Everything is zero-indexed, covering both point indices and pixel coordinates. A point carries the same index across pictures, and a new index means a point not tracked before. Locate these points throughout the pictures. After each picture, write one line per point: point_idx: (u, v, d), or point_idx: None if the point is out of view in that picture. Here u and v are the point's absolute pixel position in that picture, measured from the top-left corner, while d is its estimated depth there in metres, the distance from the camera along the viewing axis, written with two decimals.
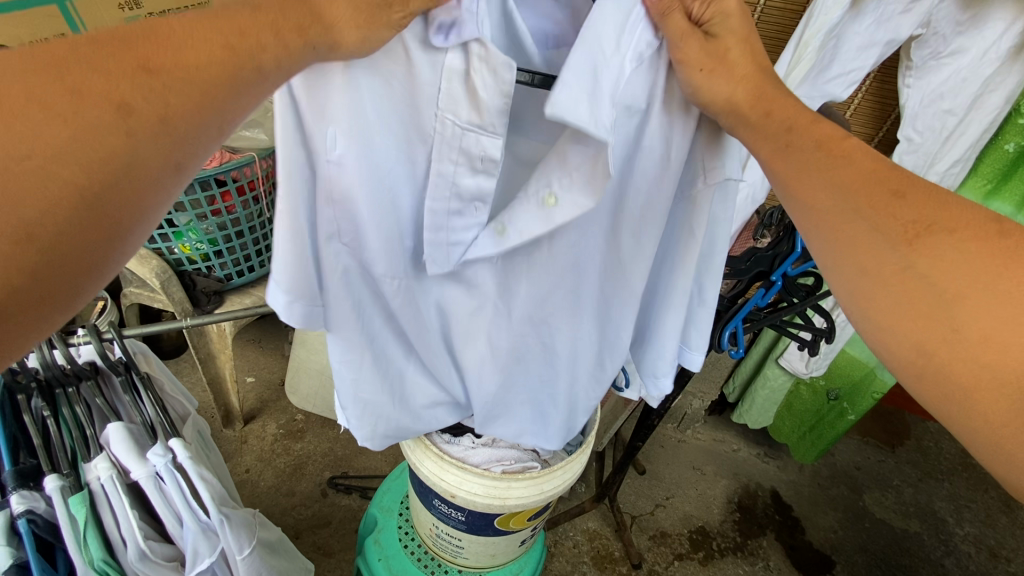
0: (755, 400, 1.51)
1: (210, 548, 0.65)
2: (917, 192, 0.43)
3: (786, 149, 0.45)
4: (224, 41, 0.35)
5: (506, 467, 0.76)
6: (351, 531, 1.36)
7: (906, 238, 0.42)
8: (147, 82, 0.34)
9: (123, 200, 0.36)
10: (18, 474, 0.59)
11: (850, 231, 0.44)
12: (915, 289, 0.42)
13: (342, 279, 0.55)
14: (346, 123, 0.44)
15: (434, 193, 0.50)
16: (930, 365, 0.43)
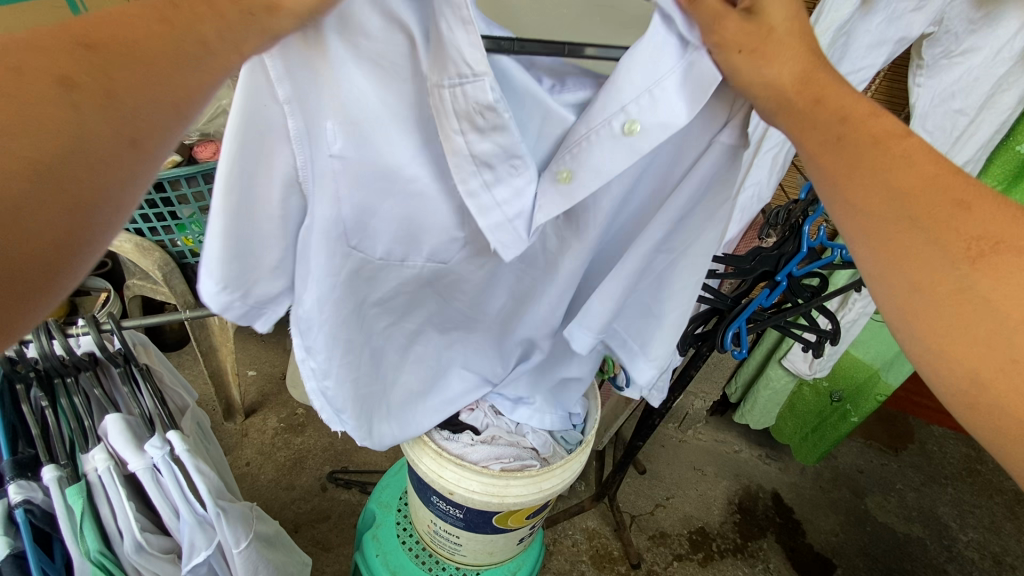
0: (757, 401, 1.50)
1: (206, 541, 0.66)
2: (981, 201, 0.38)
3: (837, 143, 0.39)
4: (160, 16, 0.34)
5: (505, 465, 0.75)
6: (350, 525, 1.36)
7: (968, 256, 0.37)
8: (88, 56, 0.32)
9: (88, 174, 0.32)
10: (16, 464, 0.59)
11: (907, 243, 0.38)
12: (970, 314, 0.37)
13: (346, 278, 0.55)
14: (343, 119, 0.45)
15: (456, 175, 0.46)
16: (983, 396, 0.37)
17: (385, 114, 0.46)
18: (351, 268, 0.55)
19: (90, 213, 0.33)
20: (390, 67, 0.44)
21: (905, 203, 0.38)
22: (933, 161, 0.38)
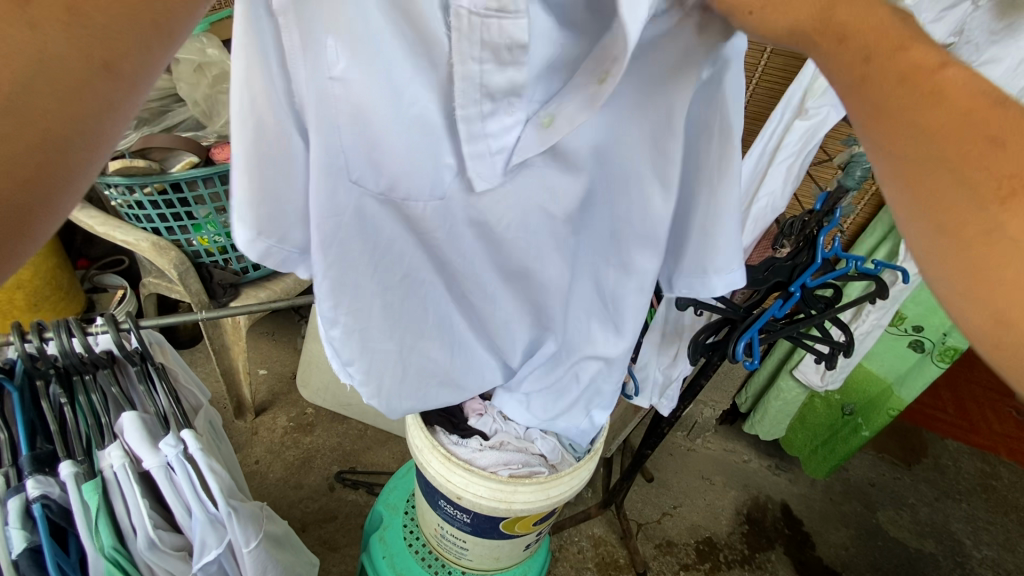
0: (768, 412, 1.49)
1: (218, 539, 0.66)
2: (1020, 131, 0.30)
3: (860, 85, 0.33)
4: None
5: (513, 471, 0.75)
6: (356, 526, 1.37)
7: (998, 195, 0.30)
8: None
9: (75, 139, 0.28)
10: (34, 459, 0.60)
11: (931, 183, 0.31)
12: (1001, 256, 0.30)
13: (354, 216, 0.49)
14: (345, 36, 0.39)
15: (461, 100, 0.41)
16: (1004, 339, 0.30)
17: (382, 33, 0.40)
18: (356, 206, 0.49)
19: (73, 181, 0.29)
20: None
21: (942, 138, 0.31)
22: (972, 97, 0.30)
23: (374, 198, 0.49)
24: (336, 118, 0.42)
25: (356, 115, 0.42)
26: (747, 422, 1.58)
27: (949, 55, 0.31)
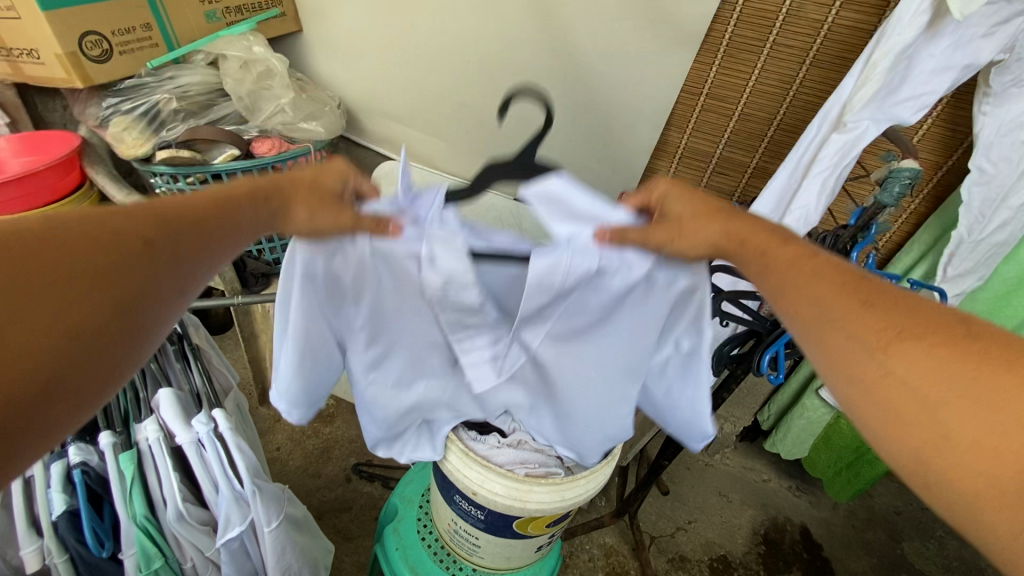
0: (790, 430, 1.45)
1: (241, 517, 0.68)
2: (886, 298, 0.42)
3: (766, 266, 0.47)
4: (205, 207, 0.46)
5: (529, 471, 0.75)
6: (371, 518, 1.38)
7: (880, 344, 0.40)
8: (152, 239, 0.42)
9: (130, 334, 0.41)
10: (77, 427, 0.64)
11: (833, 341, 0.43)
12: (898, 397, 0.39)
13: (399, 347, 0.65)
14: (377, 252, 0.52)
15: (459, 278, 0.51)
16: (927, 475, 0.38)
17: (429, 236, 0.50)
18: (404, 341, 0.65)
19: (126, 351, 0.41)
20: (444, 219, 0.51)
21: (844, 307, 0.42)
22: (830, 273, 0.45)
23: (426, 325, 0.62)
24: (388, 301, 0.59)
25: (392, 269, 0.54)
26: (769, 441, 1.55)
27: (818, 249, 0.47)
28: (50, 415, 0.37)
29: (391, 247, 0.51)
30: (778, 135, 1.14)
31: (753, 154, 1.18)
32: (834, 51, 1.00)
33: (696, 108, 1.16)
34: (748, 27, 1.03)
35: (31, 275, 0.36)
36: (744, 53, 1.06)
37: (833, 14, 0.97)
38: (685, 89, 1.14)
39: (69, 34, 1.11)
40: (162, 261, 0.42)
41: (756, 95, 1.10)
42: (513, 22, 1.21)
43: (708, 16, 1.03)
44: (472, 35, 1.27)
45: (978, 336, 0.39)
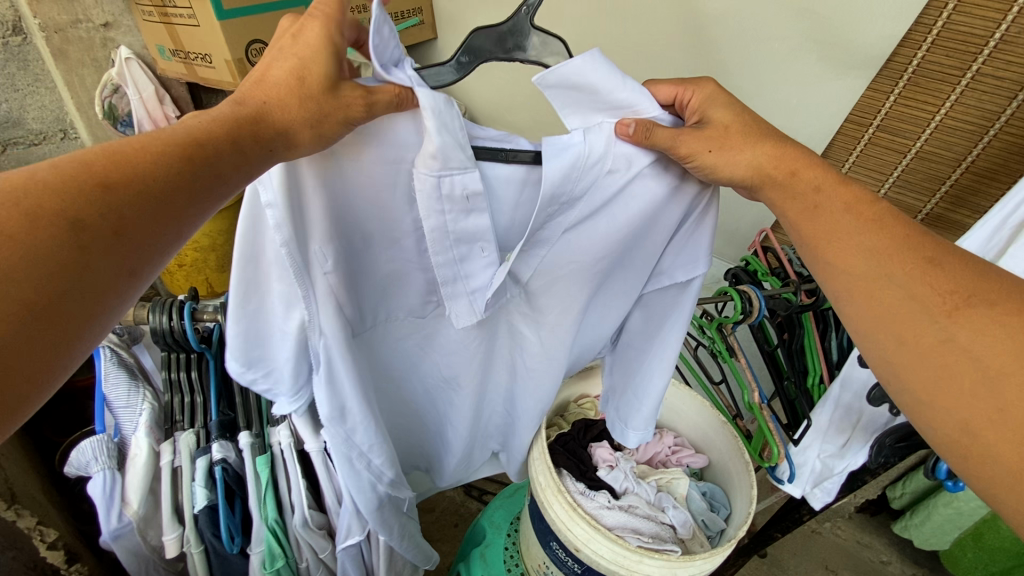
0: (929, 517, 1.24)
1: (360, 528, 0.76)
2: (949, 261, 0.45)
3: (814, 210, 0.50)
4: (186, 152, 0.40)
5: (642, 541, 0.69)
6: (451, 524, 1.39)
7: (945, 310, 0.43)
8: (100, 199, 0.36)
9: (104, 269, 0.36)
10: (220, 426, 0.71)
11: (883, 294, 0.46)
12: (958, 363, 0.42)
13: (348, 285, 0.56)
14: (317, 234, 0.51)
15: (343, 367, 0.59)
16: (978, 447, 0.40)
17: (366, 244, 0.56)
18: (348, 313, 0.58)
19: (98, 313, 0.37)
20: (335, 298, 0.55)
21: (873, 265, 0.46)
22: (857, 203, 0.49)
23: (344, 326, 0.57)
24: (321, 272, 0.52)
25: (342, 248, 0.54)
26: (899, 523, 1.34)
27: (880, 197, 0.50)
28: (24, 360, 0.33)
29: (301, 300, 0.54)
30: (963, 183, 0.90)
31: (929, 199, 0.95)
32: (996, 97, 0.81)
33: (861, 141, 0.97)
34: (942, 52, 0.83)
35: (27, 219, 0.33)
36: (935, 83, 0.85)
37: (984, 56, 0.80)
38: (849, 118, 0.96)
39: (237, 42, 1.22)
40: (116, 232, 0.36)
41: (940, 133, 0.88)
42: (655, 36, 1.12)
43: (894, 38, 0.85)
44: (609, 49, 1.21)
45: None
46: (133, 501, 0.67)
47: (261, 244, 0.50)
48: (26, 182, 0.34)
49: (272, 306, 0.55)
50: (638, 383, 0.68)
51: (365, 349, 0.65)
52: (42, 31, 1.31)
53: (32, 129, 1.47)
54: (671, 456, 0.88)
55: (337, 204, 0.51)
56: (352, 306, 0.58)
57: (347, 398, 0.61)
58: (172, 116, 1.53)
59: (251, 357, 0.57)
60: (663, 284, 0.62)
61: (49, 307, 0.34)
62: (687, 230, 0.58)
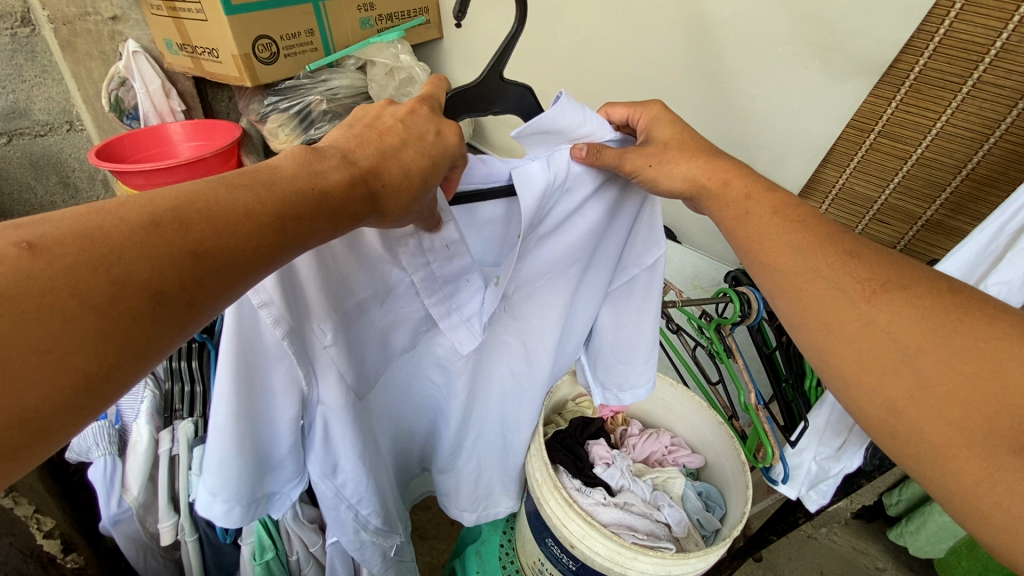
0: (923, 524, 1.23)
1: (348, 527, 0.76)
2: (867, 252, 0.46)
3: (744, 215, 0.50)
4: (278, 225, 0.37)
5: (637, 539, 0.69)
6: (447, 522, 1.39)
7: (864, 294, 0.44)
8: (189, 267, 0.33)
9: (157, 338, 0.32)
10: None
11: (814, 289, 0.46)
12: (880, 346, 0.42)
13: (351, 351, 0.56)
14: (319, 314, 0.50)
15: (345, 432, 0.59)
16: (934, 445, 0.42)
17: (365, 305, 0.55)
18: (355, 370, 0.58)
19: (138, 375, 0.33)
20: (338, 370, 0.54)
21: (801, 262, 0.46)
22: (785, 204, 0.50)
23: (348, 386, 0.57)
24: (322, 350, 0.52)
25: (344, 319, 0.53)
26: (894, 530, 1.33)
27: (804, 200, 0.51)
28: (42, 433, 0.29)
29: (289, 389, 0.52)
30: (964, 190, 0.90)
31: (929, 206, 0.95)
32: (996, 109, 0.82)
33: (862, 146, 0.97)
34: (943, 59, 0.83)
35: (85, 268, 0.30)
36: (936, 90, 0.86)
37: (985, 65, 0.80)
38: (850, 124, 0.97)
39: (246, 38, 1.23)
40: (185, 303, 0.33)
41: (941, 139, 0.89)
42: (660, 39, 1.13)
43: (895, 46, 0.86)
44: (609, 50, 1.22)
45: (958, 291, 0.43)
46: (134, 488, 0.68)
47: (245, 362, 0.47)
48: (122, 240, 0.31)
49: (264, 412, 0.52)
50: (621, 350, 0.72)
51: (363, 417, 0.64)
52: (51, 23, 1.32)
53: (38, 121, 1.48)
54: (667, 455, 0.88)
55: (334, 278, 0.50)
56: (356, 371, 0.58)
57: (341, 457, 0.62)
58: (178, 110, 1.55)
59: (249, 479, 0.54)
60: (630, 274, 0.66)
61: (103, 378, 0.31)
62: (643, 223, 0.61)
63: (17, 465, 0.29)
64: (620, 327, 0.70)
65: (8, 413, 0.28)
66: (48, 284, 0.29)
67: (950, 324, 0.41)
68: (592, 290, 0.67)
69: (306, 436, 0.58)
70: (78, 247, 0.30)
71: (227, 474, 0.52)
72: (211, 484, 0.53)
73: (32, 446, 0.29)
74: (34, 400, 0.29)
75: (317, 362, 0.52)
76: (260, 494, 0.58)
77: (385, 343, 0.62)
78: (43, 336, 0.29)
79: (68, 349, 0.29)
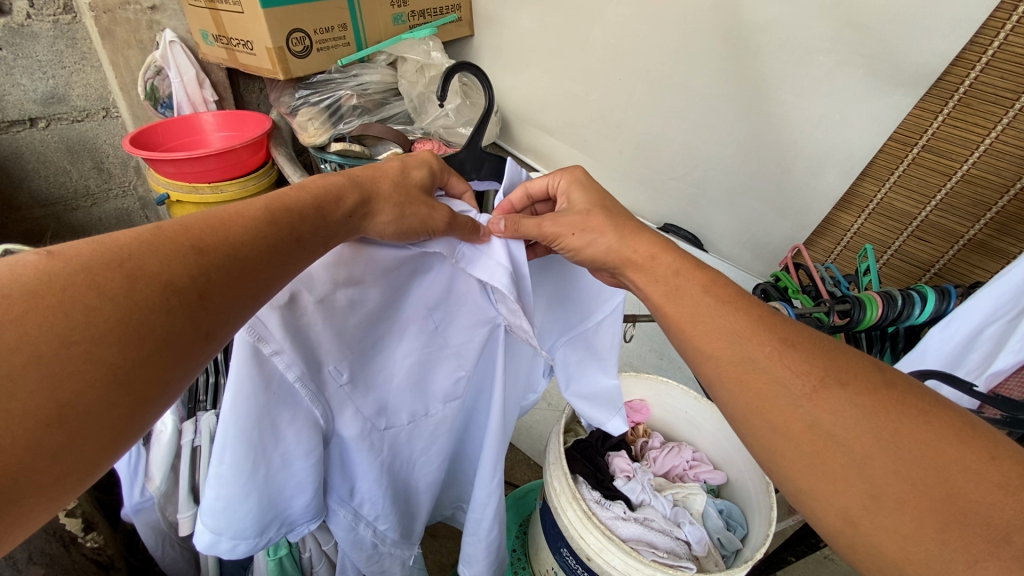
0: None
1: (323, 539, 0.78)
2: (805, 344, 0.45)
3: (677, 292, 0.52)
4: (269, 221, 0.43)
5: (657, 556, 0.67)
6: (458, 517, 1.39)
7: (808, 393, 0.42)
8: (196, 258, 0.37)
9: (184, 331, 0.35)
10: None
11: (761, 396, 0.44)
12: (826, 449, 0.40)
13: (367, 389, 0.59)
14: (337, 354, 0.54)
15: (370, 460, 0.62)
16: None
17: (376, 344, 0.59)
18: (376, 407, 0.61)
19: (169, 370, 0.35)
20: (355, 402, 0.58)
21: (738, 350, 0.46)
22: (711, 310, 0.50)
23: (367, 419, 0.60)
24: (336, 385, 0.55)
25: (358, 359, 0.57)
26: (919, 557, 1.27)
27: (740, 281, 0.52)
28: (84, 432, 0.31)
29: (292, 433, 0.53)
30: (1010, 211, 0.86)
31: (972, 225, 0.91)
32: None
33: (903, 161, 0.94)
34: (996, 72, 0.80)
35: (102, 269, 0.33)
36: (987, 105, 0.83)
37: None
38: (893, 136, 0.93)
39: (280, 31, 1.24)
40: (197, 299, 0.36)
41: (989, 157, 0.85)
42: (695, 44, 1.11)
43: (947, 56, 0.83)
44: (640, 52, 1.21)
45: (895, 385, 0.41)
46: (155, 478, 0.69)
47: (255, 416, 0.49)
48: (132, 242, 0.35)
49: (283, 459, 0.54)
50: (581, 377, 0.74)
51: (392, 449, 0.65)
52: (92, 11, 1.35)
53: (76, 106, 1.52)
54: (688, 471, 0.86)
55: (345, 322, 0.54)
56: (376, 407, 0.61)
57: (358, 483, 0.64)
58: (209, 100, 1.54)
59: (265, 518, 0.56)
60: (597, 323, 0.71)
61: (130, 373, 0.33)
62: (566, 276, 0.69)
63: (60, 467, 0.30)
64: (580, 370, 0.74)
65: (45, 406, 0.29)
66: (70, 280, 0.32)
67: (893, 424, 0.39)
68: (557, 327, 0.71)
69: (344, 464, 0.62)
70: (90, 249, 0.34)
71: (238, 512, 0.54)
72: (217, 519, 0.53)
73: (71, 449, 0.31)
74: (76, 392, 0.31)
75: (334, 399, 0.56)
76: (281, 529, 0.59)
77: (405, 394, 0.63)
78: (73, 328, 0.31)
79: (94, 339, 0.31)
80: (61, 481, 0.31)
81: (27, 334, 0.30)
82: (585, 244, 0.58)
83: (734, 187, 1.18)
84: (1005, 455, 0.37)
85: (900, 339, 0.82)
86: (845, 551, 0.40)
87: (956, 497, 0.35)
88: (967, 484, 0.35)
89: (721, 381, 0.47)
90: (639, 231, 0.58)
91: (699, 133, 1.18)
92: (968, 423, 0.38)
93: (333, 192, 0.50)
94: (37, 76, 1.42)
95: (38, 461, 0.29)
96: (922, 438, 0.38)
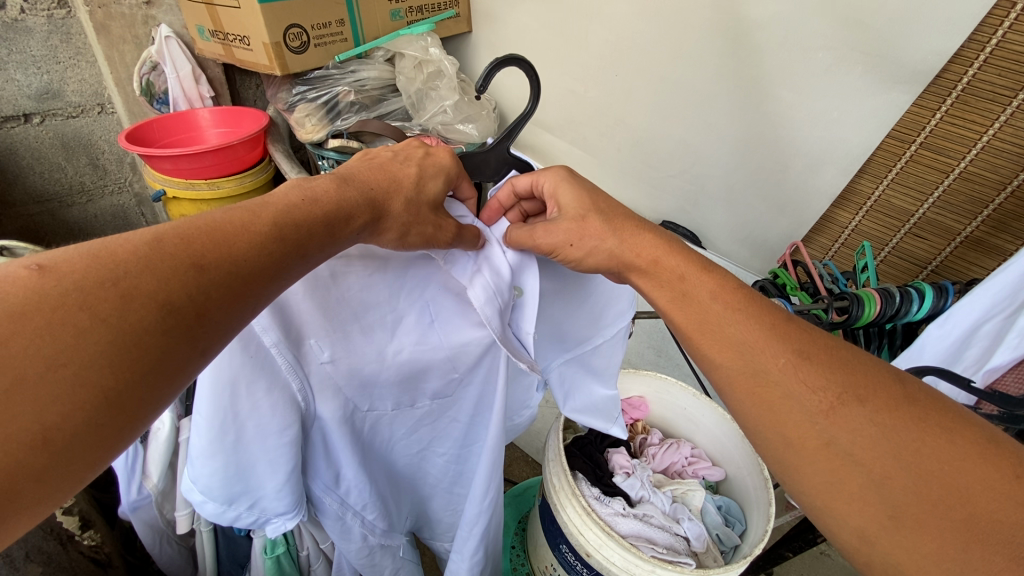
0: None
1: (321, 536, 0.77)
2: (819, 351, 0.45)
3: (682, 297, 0.52)
4: (273, 234, 0.42)
5: (656, 553, 0.68)
6: None
7: (823, 410, 0.42)
8: (195, 275, 0.37)
9: (176, 351, 0.35)
10: None
11: (772, 405, 0.44)
12: (841, 468, 0.40)
13: (351, 375, 0.59)
14: (322, 331, 0.54)
15: (348, 442, 0.61)
16: None
17: (366, 328, 0.58)
18: (358, 393, 0.60)
19: (158, 390, 0.35)
20: (335, 386, 0.58)
21: (749, 359, 0.46)
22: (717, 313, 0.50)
23: (348, 402, 0.60)
24: (317, 363, 0.55)
25: (342, 341, 0.56)
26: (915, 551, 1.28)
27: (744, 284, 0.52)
28: (68, 455, 0.31)
29: (265, 408, 0.52)
30: (1006, 208, 0.86)
31: (969, 222, 0.91)
32: None
33: (901, 159, 0.94)
34: (994, 70, 0.80)
35: (96, 289, 0.33)
36: (985, 102, 0.83)
37: None
38: (892, 133, 0.93)
39: (277, 26, 1.23)
40: (192, 319, 0.36)
41: (986, 154, 0.86)
42: (693, 41, 1.11)
43: (945, 54, 0.83)
44: (639, 50, 1.21)
45: (913, 398, 0.41)
46: (153, 475, 0.69)
47: (228, 377, 0.49)
48: (128, 257, 0.35)
49: (255, 433, 0.53)
50: (575, 393, 0.75)
51: (371, 432, 0.65)
52: (86, 6, 1.35)
53: (71, 102, 1.51)
54: (687, 467, 0.87)
55: (331, 301, 0.54)
56: (359, 390, 0.61)
57: (343, 469, 0.64)
58: (206, 96, 1.55)
59: (235, 488, 0.55)
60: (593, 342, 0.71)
61: (119, 395, 0.33)
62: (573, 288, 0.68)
63: (42, 484, 0.31)
64: (572, 379, 0.74)
65: (30, 431, 0.30)
66: (60, 301, 0.32)
67: (912, 444, 0.39)
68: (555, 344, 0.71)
69: (326, 448, 0.62)
70: (84, 265, 0.33)
71: (208, 471, 0.53)
72: (195, 475, 0.54)
73: (55, 470, 0.31)
74: (64, 413, 0.31)
75: (313, 376, 0.56)
76: (254, 509, 0.58)
77: (389, 384, 0.63)
78: (63, 353, 0.31)
79: (82, 363, 0.31)
80: (41, 499, 0.31)
81: (14, 358, 0.30)
82: (586, 252, 0.57)
83: (730, 184, 1.19)
84: (1010, 458, 0.37)
85: (897, 337, 0.82)
86: (858, 554, 0.40)
87: (964, 501, 0.36)
88: (975, 488, 0.36)
89: (734, 391, 0.47)
90: (637, 232, 0.58)
91: (697, 131, 1.18)
92: (986, 440, 0.38)
93: (343, 208, 0.48)
94: (31, 72, 1.41)
95: (23, 483, 0.29)
96: (928, 442, 0.38)
